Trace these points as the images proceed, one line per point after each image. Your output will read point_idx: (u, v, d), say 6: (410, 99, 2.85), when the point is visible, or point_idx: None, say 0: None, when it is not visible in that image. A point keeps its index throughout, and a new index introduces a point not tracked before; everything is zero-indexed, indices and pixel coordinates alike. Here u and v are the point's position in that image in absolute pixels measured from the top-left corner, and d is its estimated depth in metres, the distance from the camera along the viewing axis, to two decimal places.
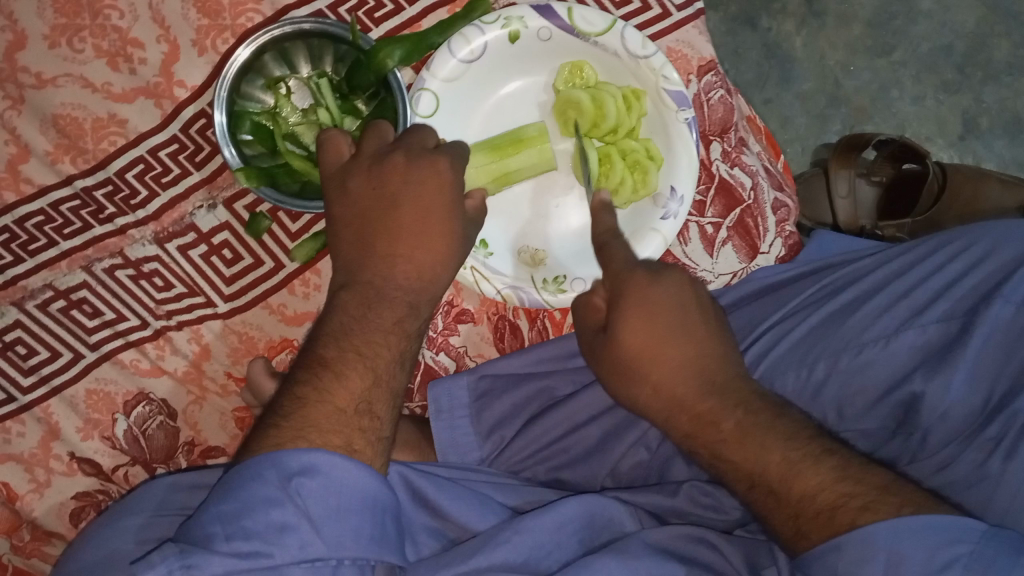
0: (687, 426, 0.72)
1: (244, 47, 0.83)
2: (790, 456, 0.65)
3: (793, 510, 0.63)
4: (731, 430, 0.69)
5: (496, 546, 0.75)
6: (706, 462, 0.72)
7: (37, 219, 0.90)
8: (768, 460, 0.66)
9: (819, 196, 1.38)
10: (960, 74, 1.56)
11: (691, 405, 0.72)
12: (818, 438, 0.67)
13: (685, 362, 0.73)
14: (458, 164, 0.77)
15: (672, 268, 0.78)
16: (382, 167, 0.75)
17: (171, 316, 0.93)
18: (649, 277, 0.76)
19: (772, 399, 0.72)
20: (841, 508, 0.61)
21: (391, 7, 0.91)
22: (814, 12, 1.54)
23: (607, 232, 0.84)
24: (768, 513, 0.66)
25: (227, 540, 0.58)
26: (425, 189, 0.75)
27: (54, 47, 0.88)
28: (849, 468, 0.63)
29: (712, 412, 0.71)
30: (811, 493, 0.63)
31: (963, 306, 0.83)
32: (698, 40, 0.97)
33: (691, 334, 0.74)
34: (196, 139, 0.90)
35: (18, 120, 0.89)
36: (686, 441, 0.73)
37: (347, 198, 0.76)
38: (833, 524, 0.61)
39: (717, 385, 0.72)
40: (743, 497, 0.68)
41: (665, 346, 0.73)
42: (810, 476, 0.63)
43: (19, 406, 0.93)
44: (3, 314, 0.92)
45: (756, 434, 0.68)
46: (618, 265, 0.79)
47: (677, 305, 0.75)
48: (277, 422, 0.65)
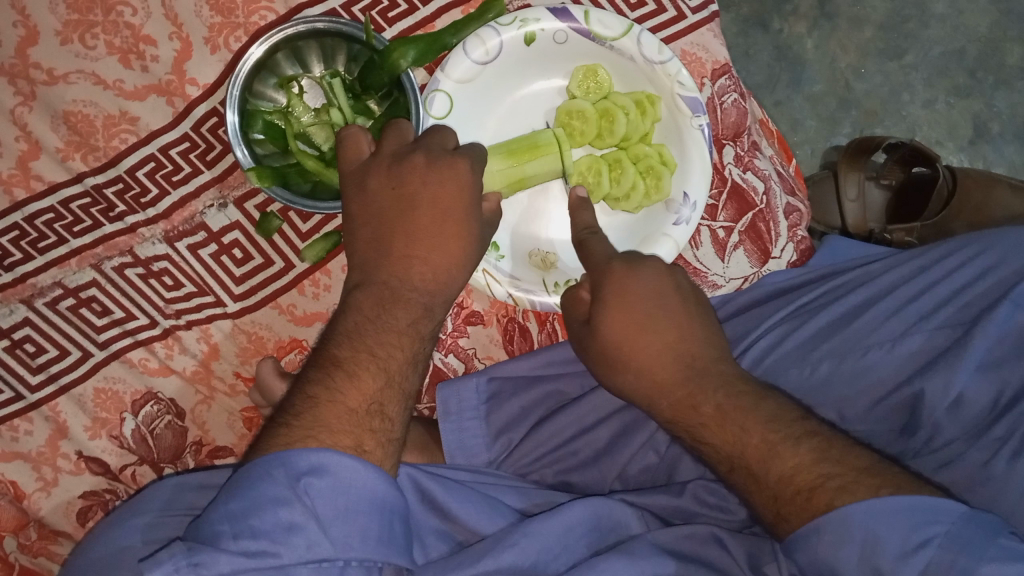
0: (667, 411, 0.72)
1: (257, 45, 0.82)
2: (769, 437, 0.65)
3: (771, 492, 0.63)
4: (711, 414, 0.69)
5: (504, 549, 0.74)
6: (691, 448, 0.71)
7: (47, 217, 0.90)
8: (746, 442, 0.66)
9: (828, 199, 1.38)
10: (971, 79, 1.56)
11: (673, 391, 0.72)
12: (803, 422, 0.66)
13: (664, 348, 0.73)
14: (477, 168, 0.77)
15: (652, 259, 0.79)
16: (400, 168, 0.75)
17: (180, 315, 0.93)
18: (627, 268, 0.77)
19: (754, 382, 0.71)
20: (818, 489, 0.60)
21: (405, 7, 0.91)
22: (826, 14, 1.53)
23: (584, 229, 0.86)
24: (749, 494, 0.66)
25: (235, 538, 0.58)
26: (443, 191, 0.74)
27: (66, 44, 0.88)
28: (828, 450, 0.62)
29: (692, 396, 0.70)
30: (789, 474, 0.62)
31: (970, 310, 0.84)
32: (713, 43, 0.96)
33: (671, 321, 0.74)
34: (207, 138, 0.90)
35: (29, 117, 0.89)
36: (671, 426, 0.72)
37: (363, 197, 0.76)
38: (811, 505, 0.60)
39: (695, 369, 0.72)
40: (727, 481, 0.68)
41: (643, 330, 0.74)
42: (787, 457, 0.63)
43: (28, 404, 0.92)
44: (12, 312, 0.92)
45: (737, 416, 0.67)
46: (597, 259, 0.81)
47: (654, 292, 0.75)
48: (288, 420, 0.65)
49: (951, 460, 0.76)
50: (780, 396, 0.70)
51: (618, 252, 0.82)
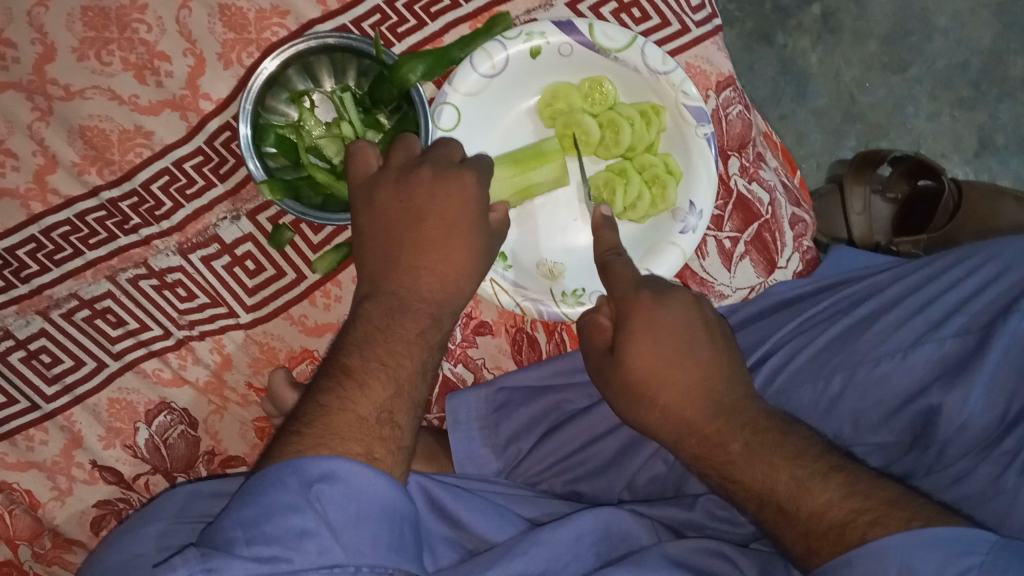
0: (694, 447, 0.73)
1: (269, 60, 0.84)
2: (797, 474, 0.65)
3: (804, 527, 0.63)
4: (738, 452, 0.69)
5: (513, 558, 0.75)
6: (716, 484, 0.72)
7: (63, 230, 0.91)
8: (777, 479, 0.66)
9: (834, 211, 1.39)
10: (975, 91, 1.57)
11: (702, 428, 0.72)
12: (827, 455, 0.67)
13: (692, 385, 0.73)
14: (484, 179, 0.78)
15: (679, 289, 0.79)
16: (408, 181, 0.76)
17: (193, 326, 0.94)
18: (655, 300, 0.77)
19: (779, 417, 0.71)
20: (851, 523, 0.61)
21: (414, 22, 0.92)
22: (830, 28, 1.55)
23: (607, 248, 0.87)
24: (779, 531, 0.66)
25: (248, 544, 0.59)
26: (449, 204, 0.76)
27: (83, 60, 0.90)
28: (856, 484, 0.63)
29: (720, 434, 0.71)
30: (820, 511, 0.63)
31: (980, 320, 0.83)
32: (717, 56, 0.98)
33: (698, 356, 0.75)
34: (221, 152, 0.92)
35: (46, 132, 0.91)
36: (696, 462, 0.73)
37: (373, 211, 0.77)
38: (844, 539, 0.61)
39: (722, 406, 0.72)
40: (754, 517, 0.69)
41: (673, 367, 0.74)
42: (818, 493, 0.64)
43: (43, 414, 0.94)
44: (28, 323, 0.93)
45: (764, 455, 0.68)
46: (623, 289, 0.80)
47: (683, 325, 0.76)
48: (299, 429, 0.66)
49: (963, 475, 0.76)
50: (805, 428, 0.71)
51: (640, 279, 0.82)
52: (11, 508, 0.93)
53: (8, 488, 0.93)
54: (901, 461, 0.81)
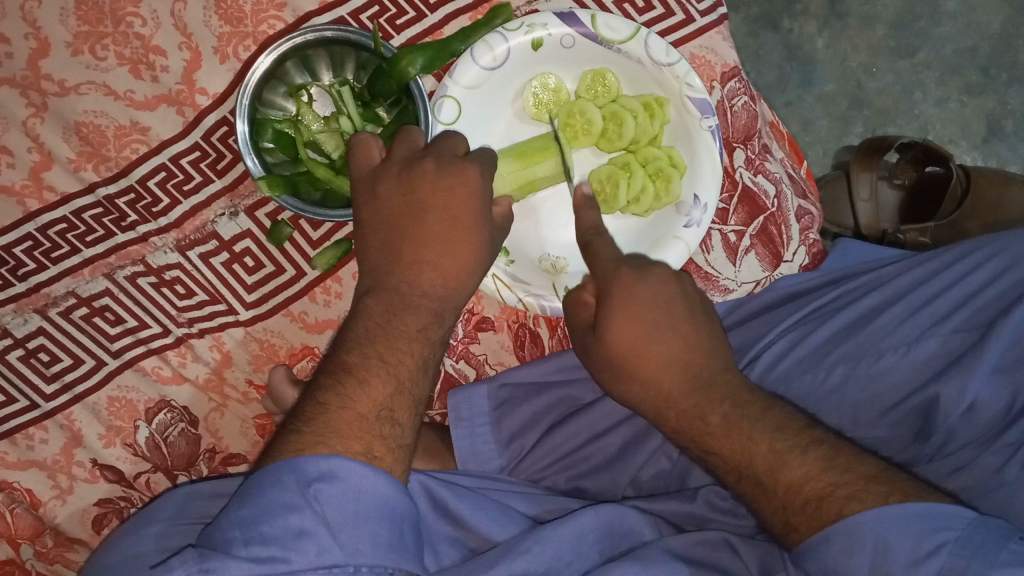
0: (674, 421, 0.73)
1: (266, 55, 0.82)
2: (777, 447, 0.65)
3: (781, 502, 0.63)
4: (717, 424, 0.70)
5: (516, 557, 0.74)
6: (697, 458, 0.72)
7: (60, 227, 0.90)
8: (755, 452, 0.66)
9: (841, 199, 1.37)
10: (984, 76, 1.54)
11: (680, 401, 0.72)
12: (810, 430, 0.66)
13: (671, 359, 0.74)
14: (488, 173, 0.77)
15: (659, 264, 0.78)
16: (411, 173, 0.74)
17: (193, 323, 0.93)
18: (634, 274, 0.76)
19: (760, 391, 0.71)
20: (828, 498, 0.61)
21: (413, 14, 0.91)
22: (837, 12, 1.52)
23: (591, 229, 0.84)
24: (758, 505, 0.66)
25: (245, 544, 0.59)
26: (453, 197, 0.74)
27: (77, 54, 0.88)
28: (836, 457, 0.63)
29: (699, 407, 0.71)
30: (798, 484, 0.63)
31: (983, 315, 0.81)
32: (722, 45, 0.96)
33: (677, 330, 0.74)
34: (218, 147, 0.90)
35: (41, 128, 0.90)
36: (676, 436, 0.73)
37: (376, 204, 0.75)
38: (821, 514, 0.61)
39: (700, 380, 0.72)
40: (734, 491, 0.69)
41: (650, 343, 0.74)
42: (796, 466, 0.63)
43: (43, 412, 0.93)
44: (26, 322, 0.92)
45: (742, 426, 0.68)
46: (604, 263, 0.80)
47: (661, 300, 0.75)
48: (299, 426, 0.65)
49: (962, 466, 0.75)
50: (788, 404, 0.71)
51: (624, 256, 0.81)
52: (12, 508, 0.92)
53: (8, 487, 0.93)
54: (908, 449, 0.80)
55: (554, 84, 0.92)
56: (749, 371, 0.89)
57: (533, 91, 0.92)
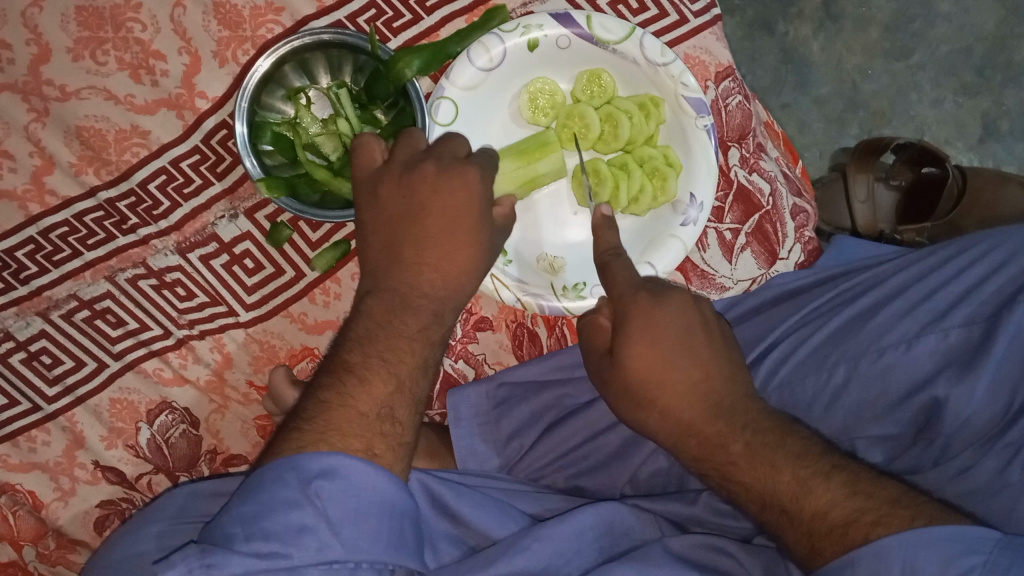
0: (696, 449, 0.72)
1: (264, 58, 0.83)
2: (800, 474, 0.65)
3: (806, 528, 0.63)
4: (740, 453, 0.69)
5: (516, 554, 0.75)
6: (717, 484, 0.72)
7: (62, 230, 0.91)
8: (778, 480, 0.66)
9: (837, 200, 1.38)
10: (979, 77, 1.55)
11: (703, 429, 0.72)
12: (828, 455, 0.67)
13: (691, 385, 0.73)
14: (487, 176, 0.77)
15: (676, 290, 0.79)
16: (411, 177, 0.75)
17: (193, 325, 0.94)
18: (652, 301, 0.77)
19: (776, 416, 0.71)
20: (854, 524, 0.61)
21: (410, 16, 0.92)
22: (832, 15, 1.53)
23: (608, 249, 0.85)
24: (782, 532, 0.66)
25: (247, 540, 0.59)
26: (453, 199, 0.74)
27: (78, 60, 0.89)
28: (858, 483, 0.63)
29: (721, 434, 0.71)
30: (823, 511, 0.63)
31: (985, 310, 0.82)
32: (716, 46, 0.97)
33: (696, 356, 0.75)
34: (218, 150, 0.91)
35: (42, 133, 0.91)
36: (696, 463, 0.73)
37: (376, 205, 0.76)
38: (846, 540, 0.61)
39: (722, 407, 0.72)
40: (756, 517, 0.69)
41: (669, 368, 0.74)
42: (820, 493, 0.64)
43: (45, 415, 0.94)
44: (28, 324, 0.93)
45: (767, 455, 0.68)
46: (621, 289, 0.80)
47: (678, 326, 0.76)
48: (300, 425, 0.66)
49: (967, 468, 0.76)
50: (802, 428, 0.71)
51: (641, 279, 0.82)
52: (14, 509, 0.93)
53: (11, 489, 0.93)
54: (905, 454, 0.82)
55: (550, 88, 0.93)
56: (753, 376, 0.89)
57: (531, 93, 0.93)
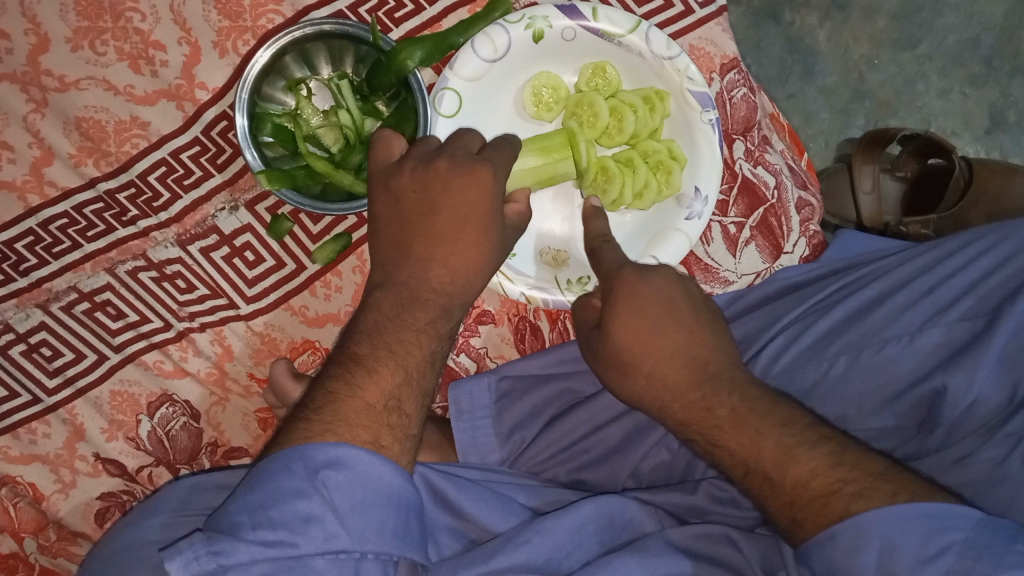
0: (680, 414, 0.73)
1: (264, 49, 0.82)
2: (784, 441, 0.65)
3: (789, 497, 0.63)
4: (726, 416, 0.69)
5: (516, 548, 0.74)
6: (702, 450, 0.72)
7: (61, 222, 0.90)
8: (763, 445, 0.66)
9: (843, 190, 1.36)
10: (986, 67, 1.54)
11: (687, 394, 0.72)
12: (817, 427, 0.67)
13: (676, 351, 0.74)
14: (501, 174, 0.76)
15: (662, 267, 0.79)
16: (425, 172, 0.75)
17: (194, 317, 0.94)
18: (636, 272, 0.77)
19: (767, 388, 0.72)
20: (834, 495, 0.61)
21: (411, 7, 0.91)
22: (838, 4, 1.52)
23: (598, 236, 0.85)
24: (764, 500, 0.66)
25: (254, 528, 0.59)
26: (465, 198, 0.74)
27: (76, 50, 0.89)
28: (843, 454, 0.63)
29: (705, 399, 0.71)
30: (805, 480, 0.62)
31: (989, 302, 0.81)
32: (721, 37, 0.96)
33: (682, 325, 0.75)
34: (218, 142, 0.91)
35: (41, 124, 0.90)
36: (681, 429, 0.73)
37: (390, 198, 0.76)
38: (827, 511, 0.60)
39: (706, 373, 0.73)
40: (742, 487, 0.68)
41: (654, 334, 0.74)
42: (802, 462, 0.63)
43: (45, 407, 0.94)
44: (28, 316, 0.93)
45: (750, 418, 0.68)
46: (609, 264, 0.81)
47: (664, 296, 0.76)
48: (307, 415, 0.65)
49: (968, 454, 0.75)
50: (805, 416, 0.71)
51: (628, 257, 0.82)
52: (15, 502, 0.93)
53: (11, 481, 0.93)
54: (907, 443, 0.81)
55: (554, 82, 0.92)
56: (752, 366, 0.89)
57: (535, 87, 0.92)
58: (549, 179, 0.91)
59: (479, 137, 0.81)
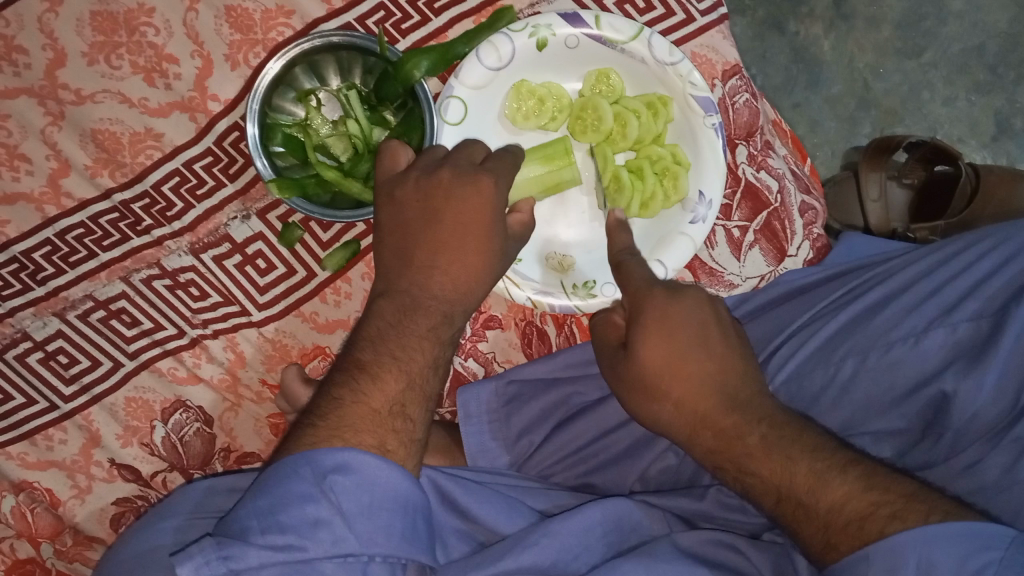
0: (710, 441, 0.73)
1: (274, 60, 0.84)
2: (816, 467, 0.66)
3: (822, 521, 0.64)
4: (756, 444, 0.70)
5: (525, 549, 0.75)
6: (732, 478, 0.72)
7: (78, 232, 0.92)
8: (796, 471, 0.67)
9: (849, 200, 1.37)
10: (991, 75, 1.55)
11: (718, 421, 0.73)
12: (844, 451, 0.67)
13: (706, 380, 0.74)
14: (502, 184, 0.77)
15: (691, 287, 0.80)
16: (428, 183, 0.76)
17: (207, 325, 0.95)
18: (667, 296, 0.78)
19: (793, 414, 0.72)
20: (870, 517, 0.61)
21: (417, 18, 0.93)
22: (842, 14, 1.53)
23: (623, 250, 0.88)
24: (797, 526, 0.66)
25: (262, 533, 0.60)
26: (466, 207, 0.75)
27: (93, 65, 0.91)
28: (873, 477, 0.64)
29: (737, 427, 0.72)
30: (839, 503, 0.63)
31: (995, 303, 0.81)
32: (723, 45, 0.97)
33: (714, 353, 0.76)
34: (230, 152, 0.93)
35: (58, 136, 0.92)
36: (710, 457, 0.73)
37: (393, 207, 0.77)
38: (863, 534, 0.61)
39: (736, 400, 0.73)
40: (771, 512, 0.69)
41: (685, 359, 0.75)
42: (835, 486, 0.64)
43: (62, 414, 0.95)
44: (45, 325, 0.94)
45: (782, 447, 0.68)
46: (637, 285, 0.82)
47: (693, 320, 0.77)
48: (314, 421, 0.66)
49: (975, 462, 0.75)
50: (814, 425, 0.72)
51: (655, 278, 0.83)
52: (32, 507, 0.95)
53: (28, 487, 0.95)
54: (914, 450, 0.81)
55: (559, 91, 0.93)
56: (763, 370, 0.90)
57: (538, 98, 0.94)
58: (555, 187, 0.93)
59: (483, 147, 0.82)
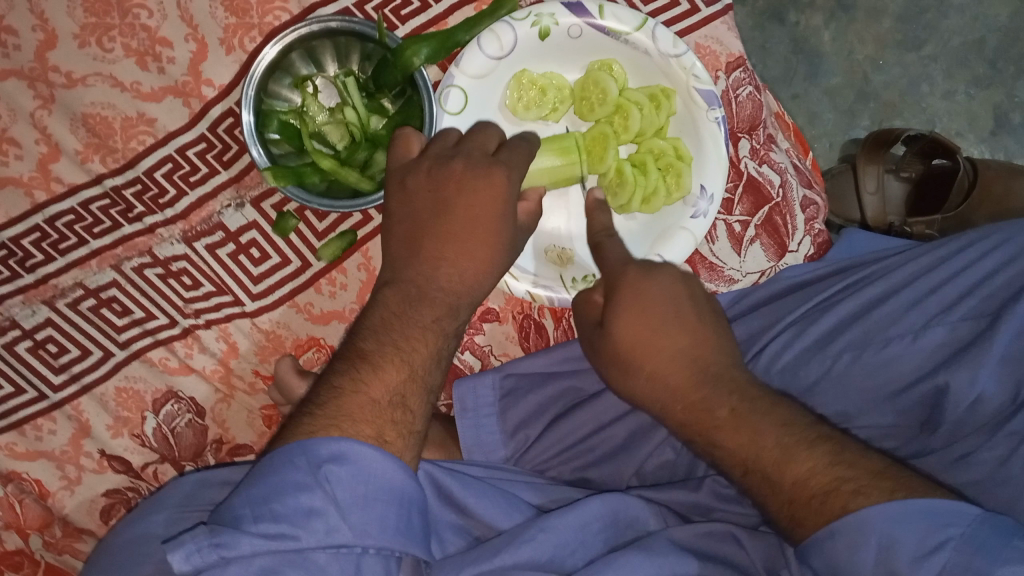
0: (680, 415, 0.72)
1: (270, 46, 0.83)
2: (784, 440, 0.65)
3: (787, 496, 0.63)
4: (725, 417, 0.68)
5: (521, 545, 0.74)
6: (701, 450, 0.71)
7: (67, 218, 0.91)
8: (762, 444, 0.65)
9: (847, 192, 1.36)
10: (991, 69, 1.54)
11: (688, 394, 0.71)
12: (816, 426, 0.66)
13: (678, 352, 0.73)
14: (515, 176, 0.75)
15: (666, 265, 0.79)
16: (441, 173, 0.74)
17: (199, 314, 0.94)
18: (642, 273, 0.77)
19: (766, 387, 0.70)
20: (834, 492, 0.60)
21: (418, 4, 0.91)
22: (843, 6, 1.52)
23: (602, 231, 0.85)
24: (763, 498, 0.65)
25: (255, 521, 0.59)
26: (477, 199, 0.73)
27: (84, 47, 0.89)
28: (842, 453, 0.62)
29: (706, 399, 0.70)
30: (803, 479, 0.62)
31: (993, 302, 0.81)
32: (727, 36, 0.96)
33: (688, 328, 0.75)
34: (224, 138, 0.91)
35: (48, 120, 0.90)
36: (681, 430, 0.72)
37: (403, 195, 0.76)
38: (826, 509, 0.60)
39: (708, 373, 0.72)
40: (739, 485, 0.67)
41: (658, 336, 0.74)
42: (802, 460, 0.63)
43: (51, 403, 0.94)
44: (34, 313, 0.93)
45: (751, 419, 0.67)
46: (613, 262, 0.81)
47: (669, 298, 0.75)
48: (312, 410, 0.65)
49: (968, 454, 0.75)
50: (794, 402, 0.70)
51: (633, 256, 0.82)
52: (21, 499, 0.93)
53: (17, 477, 0.94)
54: (911, 442, 0.80)
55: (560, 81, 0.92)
56: (756, 362, 0.89)
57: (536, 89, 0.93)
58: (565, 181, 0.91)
59: (497, 133, 0.80)
